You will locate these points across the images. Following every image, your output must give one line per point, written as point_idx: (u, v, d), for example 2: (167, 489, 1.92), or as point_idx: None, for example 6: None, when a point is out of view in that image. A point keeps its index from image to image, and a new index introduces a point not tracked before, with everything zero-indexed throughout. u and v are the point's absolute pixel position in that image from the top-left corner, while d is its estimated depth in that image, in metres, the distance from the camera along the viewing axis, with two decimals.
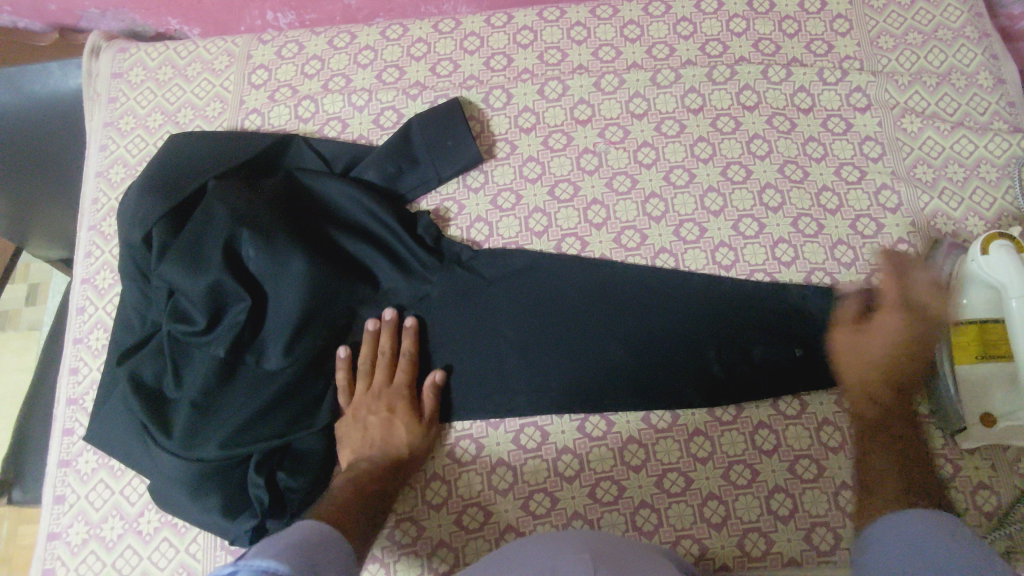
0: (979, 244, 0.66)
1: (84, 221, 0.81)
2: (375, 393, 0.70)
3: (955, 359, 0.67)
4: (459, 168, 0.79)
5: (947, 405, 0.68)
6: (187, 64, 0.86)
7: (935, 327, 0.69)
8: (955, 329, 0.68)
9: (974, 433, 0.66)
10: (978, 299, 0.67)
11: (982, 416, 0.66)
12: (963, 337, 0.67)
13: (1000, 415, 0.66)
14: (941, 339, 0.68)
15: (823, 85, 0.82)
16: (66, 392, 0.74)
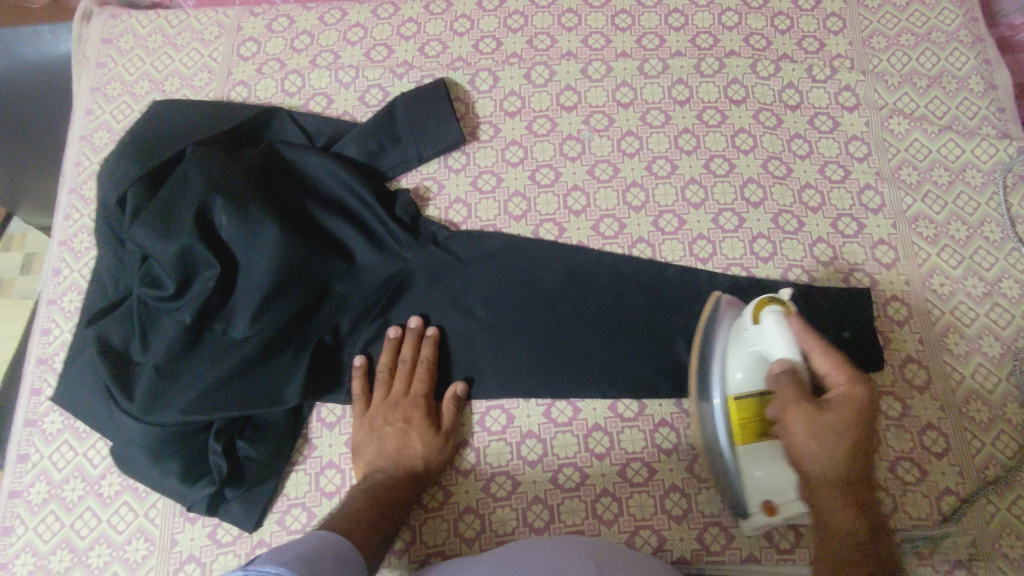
0: (751, 311, 0.61)
1: (64, 183, 0.81)
2: (391, 403, 0.69)
3: (737, 442, 0.62)
4: (440, 148, 0.79)
5: (734, 487, 0.63)
6: (178, 33, 0.86)
7: (717, 403, 0.64)
8: (734, 407, 0.62)
9: (756, 519, 0.62)
10: (751, 371, 0.62)
11: (763, 504, 0.61)
12: (739, 416, 0.61)
13: (779, 502, 0.61)
14: (724, 419, 0.63)
15: (812, 82, 0.81)
16: (37, 352, 0.74)
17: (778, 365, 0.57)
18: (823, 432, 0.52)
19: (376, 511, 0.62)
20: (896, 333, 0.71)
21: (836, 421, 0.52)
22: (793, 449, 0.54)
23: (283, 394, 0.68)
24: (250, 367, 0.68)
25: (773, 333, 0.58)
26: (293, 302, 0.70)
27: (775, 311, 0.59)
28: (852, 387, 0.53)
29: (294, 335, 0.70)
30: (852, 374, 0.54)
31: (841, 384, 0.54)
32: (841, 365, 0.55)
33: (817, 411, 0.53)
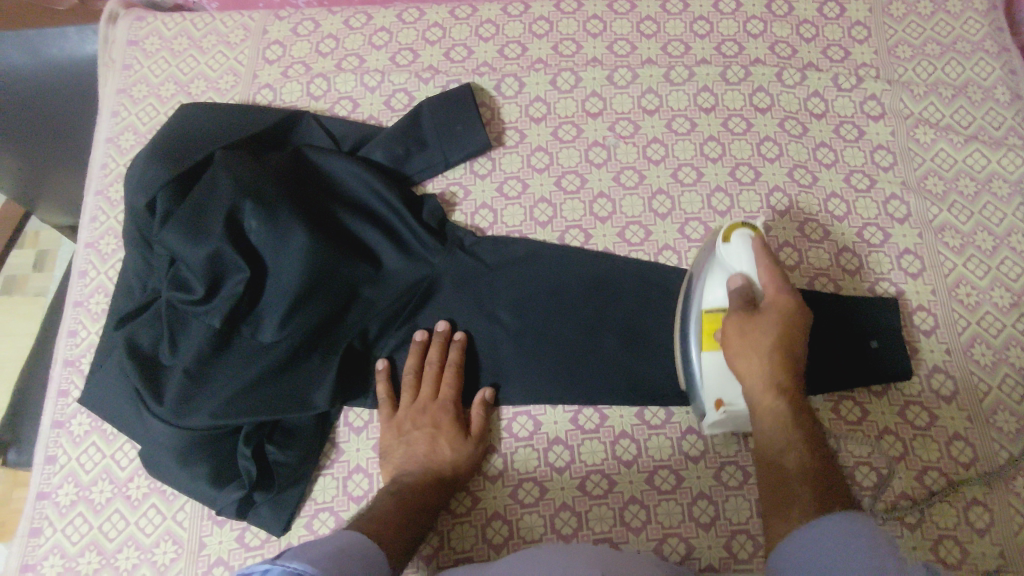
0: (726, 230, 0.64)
1: (91, 185, 0.81)
2: (418, 407, 0.69)
3: (702, 347, 0.64)
4: (466, 153, 0.79)
5: (693, 388, 0.66)
6: (203, 35, 0.86)
7: (692, 314, 0.65)
8: (704, 317, 0.64)
9: (710, 417, 0.65)
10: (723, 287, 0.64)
11: (715, 400, 0.64)
12: (709, 326, 0.63)
13: (729, 400, 0.64)
14: (695, 328, 0.65)
15: (837, 91, 0.82)
16: (64, 353, 0.75)
17: (736, 281, 0.62)
18: (758, 340, 0.59)
19: (405, 513, 0.62)
20: (922, 342, 0.71)
21: (768, 328, 0.60)
22: (732, 355, 0.61)
23: (312, 398, 0.68)
24: (279, 371, 0.68)
25: (738, 254, 0.62)
26: (322, 306, 0.70)
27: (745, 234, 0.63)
28: (780, 299, 0.61)
29: (322, 339, 0.71)
30: (784, 291, 0.61)
31: (774, 297, 0.61)
32: (780, 283, 0.61)
33: (752, 319, 0.60)
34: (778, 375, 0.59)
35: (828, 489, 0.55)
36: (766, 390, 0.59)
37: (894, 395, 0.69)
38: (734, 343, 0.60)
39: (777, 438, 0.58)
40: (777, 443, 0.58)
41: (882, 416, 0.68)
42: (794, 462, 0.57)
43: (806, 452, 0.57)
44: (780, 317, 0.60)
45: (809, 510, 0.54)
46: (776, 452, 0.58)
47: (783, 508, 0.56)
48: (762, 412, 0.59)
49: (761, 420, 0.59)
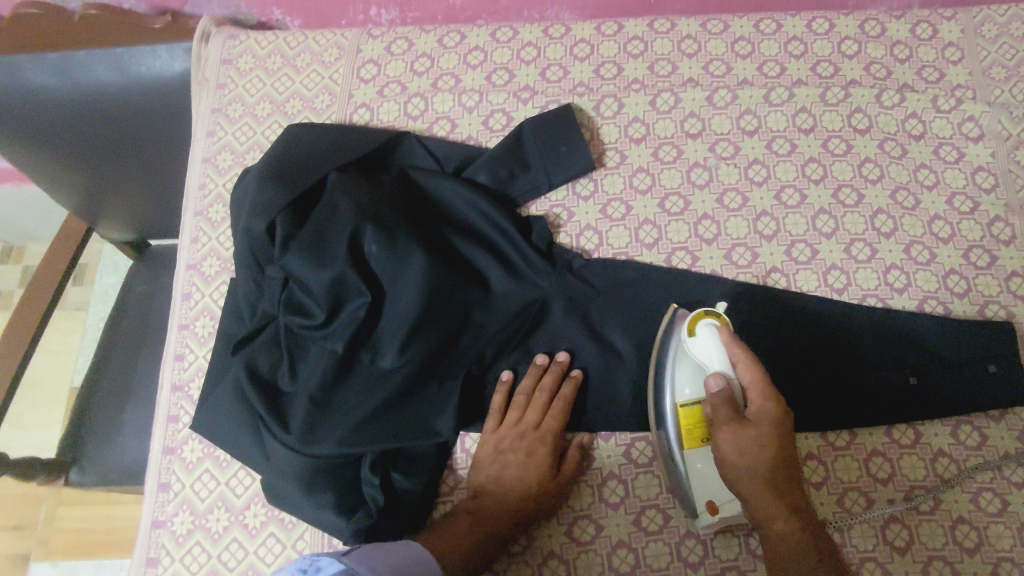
0: (688, 324, 0.66)
1: (189, 205, 0.82)
2: (519, 432, 0.69)
3: (686, 445, 0.65)
4: (571, 174, 0.79)
5: (682, 488, 0.66)
6: (297, 54, 0.87)
7: (667, 412, 0.67)
8: (683, 412, 0.66)
9: (703, 520, 0.65)
10: (696, 385, 0.66)
11: (707, 503, 0.64)
12: (688, 422, 0.66)
13: (722, 502, 0.64)
14: (674, 427, 0.66)
15: (935, 112, 0.82)
16: (171, 378, 0.75)
17: (715, 382, 0.63)
18: (747, 440, 0.59)
19: (467, 537, 0.64)
20: None
21: (760, 438, 0.59)
22: (727, 467, 0.60)
23: (433, 425, 0.68)
24: (400, 397, 0.68)
25: (708, 351, 0.65)
26: (438, 332, 0.69)
27: (711, 323, 0.65)
28: (766, 403, 0.60)
29: (439, 365, 0.70)
30: (768, 393, 0.61)
31: (758, 402, 0.61)
32: (761, 383, 0.61)
33: (743, 428, 0.60)
34: (777, 485, 0.58)
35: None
36: (769, 504, 0.57)
37: (1012, 420, 0.70)
38: (728, 454, 0.60)
39: (789, 556, 0.56)
40: (784, 556, 0.56)
41: (1001, 441, 0.69)
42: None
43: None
44: (768, 421, 0.60)
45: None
46: (790, 571, 0.55)
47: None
48: (770, 525, 0.57)
49: (772, 538, 0.57)
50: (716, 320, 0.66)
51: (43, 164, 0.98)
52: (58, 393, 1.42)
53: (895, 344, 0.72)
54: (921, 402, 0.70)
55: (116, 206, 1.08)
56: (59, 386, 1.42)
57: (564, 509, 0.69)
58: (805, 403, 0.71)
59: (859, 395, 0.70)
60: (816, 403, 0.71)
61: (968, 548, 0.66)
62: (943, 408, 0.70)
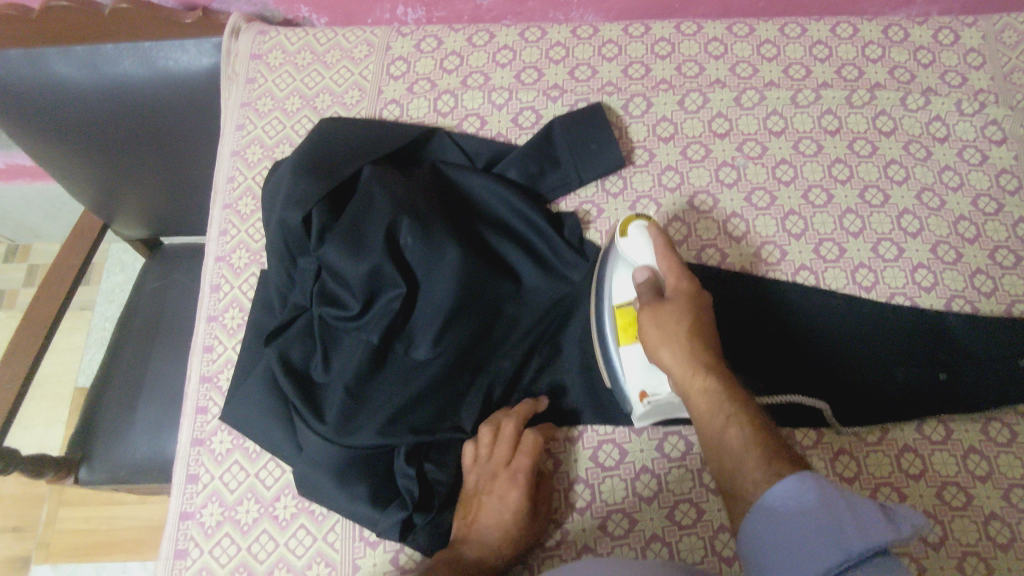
0: (620, 228, 0.68)
1: (218, 198, 0.84)
2: (491, 472, 0.65)
3: (620, 340, 0.67)
4: (601, 171, 0.80)
5: (617, 385, 0.68)
6: (327, 51, 0.88)
7: (605, 311, 0.68)
8: (619, 310, 0.67)
9: (637, 410, 0.67)
10: (626, 282, 0.67)
11: (639, 392, 0.66)
12: (624, 319, 0.66)
13: (651, 391, 0.66)
14: (610, 322, 0.67)
15: (959, 115, 0.83)
16: (200, 369, 0.76)
17: (640, 274, 0.64)
18: (666, 321, 0.61)
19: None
20: None
21: (679, 313, 0.61)
22: (651, 346, 0.61)
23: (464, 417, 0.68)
24: (434, 389, 0.68)
25: (636, 249, 0.66)
26: (472, 324, 0.69)
27: (640, 223, 0.67)
28: (682, 283, 0.63)
29: (471, 359, 0.70)
30: (684, 274, 0.63)
31: (676, 283, 0.63)
32: (680, 269, 0.64)
33: (662, 309, 0.61)
34: (697, 358, 0.59)
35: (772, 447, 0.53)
36: (687, 367, 0.59)
37: None
38: (651, 332, 0.61)
39: (714, 412, 0.56)
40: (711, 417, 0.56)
41: None
42: (738, 436, 0.54)
43: (747, 426, 0.54)
44: (686, 301, 0.62)
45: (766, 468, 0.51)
46: (715, 421, 0.56)
47: (732, 480, 0.54)
48: (690, 392, 0.58)
49: (692, 397, 0.58)
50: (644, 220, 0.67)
51: (63, 157, 0.98)
52: (62, 392, 1.40)
53: (923, 341, 0.73)
54: (951, 399, 0.70)
55: (133, 202, 1.07)
56: (63, 386, 1.40)
57: (596, 503, 0.68)
58: (818, 393, 0.71)
59: (887, 389, 0.71)
60: (837, 393, 0.71)
61: (1002, 544, 0.65)
62: (974, 404, 0.70)
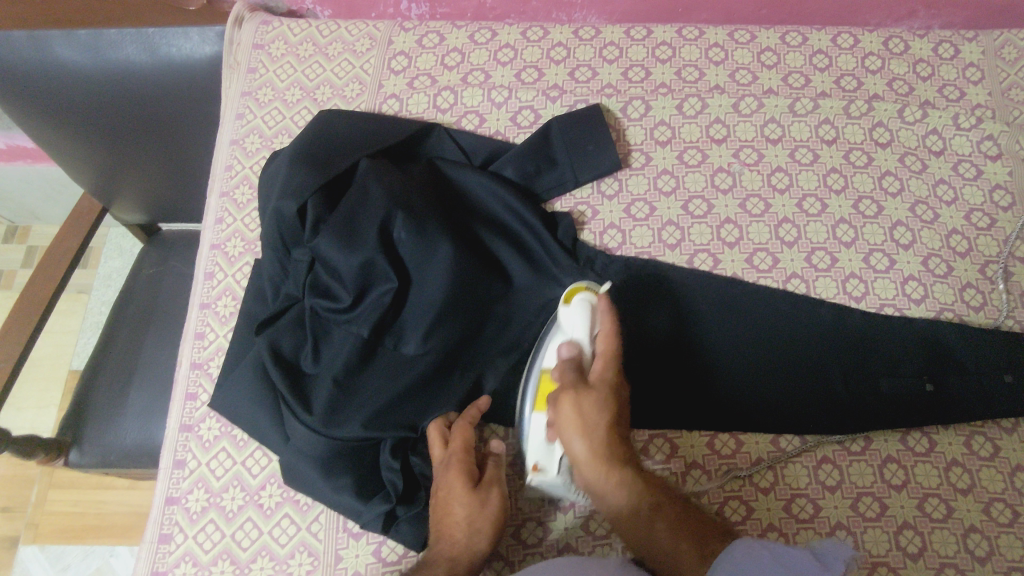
0: (567, 294, 0.67)
1: (215, 186, 0.84)
2: (443, 469, 0.64)
3: (535, 407, 0.66)
4: (597, 173, 0.80)
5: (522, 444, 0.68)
6: (329, 43, 0.88)
7: (532, 372, 0.68)
8: (545, 376, 0.66)
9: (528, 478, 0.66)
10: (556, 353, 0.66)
11: (534, 464, 0.65)
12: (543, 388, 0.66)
13: (544, 464, 0.65)
14: (532, 387, 0.67)
15: (955, 129, 0.83)
16: (191, 356, 0.76)
17: (566, 350, 0.64)
18: (588, 410, 0.61)
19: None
20: None
21: (600, 408, 0.61)
22: (564, 434, 0.62)
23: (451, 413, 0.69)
24: (422, 384, 0.68)
25: (574, 323, 0.65)
26: (461, 320, 0.70)
27: (586, 296, 0.65)
28: (606, 372, 0.63)
29: (459, 355, 0.70)
30: (610, 362, 0.64)
31: (599, 371, 0.63)
32: (608, 355, 0.64)
33: (584, 397, 0.61)
34: (612, 453, 0.61)
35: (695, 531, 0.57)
36: (601, 465, 0.60)
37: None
38: (567, 425, 0.61)
39: (633, 508, 0.60)
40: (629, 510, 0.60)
41: (1012, 453, 0.70)
42: (661, 532, 0.58)
43: (669, 517, 0.59)
44: (607, 389, 0.63)
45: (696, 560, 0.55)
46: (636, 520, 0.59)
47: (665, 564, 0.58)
48: (603, 486, 0.60)
49: (606, 496, 0.61)
50: (593, 292, 0.66)
51: (64, 140, 0.98)
52: (55, 375, 1.40)
53: (911, 351, 0.73)
54: (938, 411, 0.70)
55: (132, 187, 1.08)
56: (56, 368, 1.41)
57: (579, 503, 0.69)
58: (771, 410, 0.72)
59: (874, 399, 0.71)
60: (781, 404, 0.72)
61: (980, 557, 0.66)
62: (960, 416, 0.70)
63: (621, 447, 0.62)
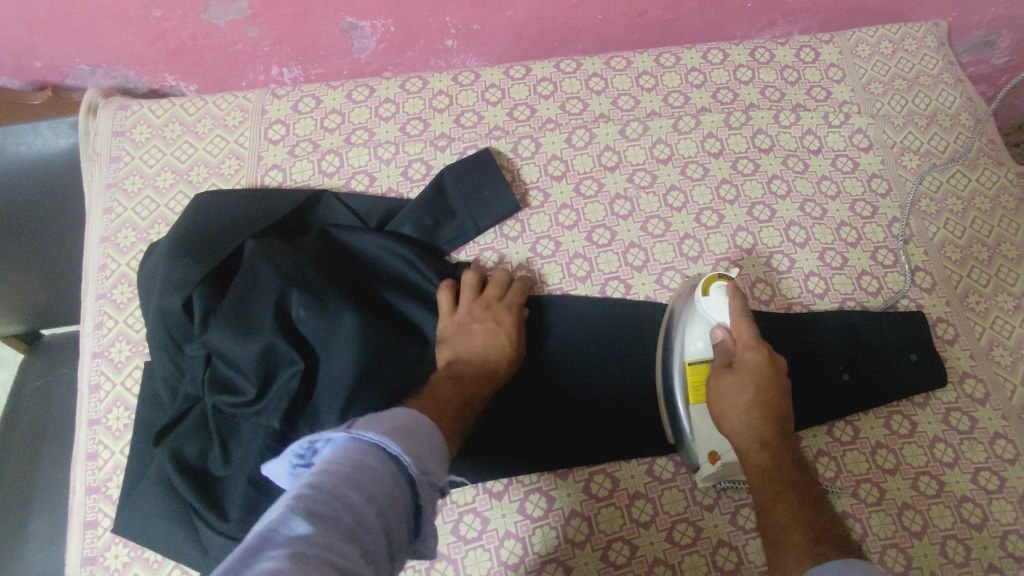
0: (702, 285, 0.70)
1: (90, 290, 0.78)
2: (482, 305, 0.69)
3: (690, 399, 0.68)
4: (497, 217, 0.79)
5: (685, 442, 0.68)
6: (197, 120, 0.84)
7: (674, 368, 0.70)
8: (690, 369, 0.69)
9: (705, 470, 0.67)
10: (706, 343, 0.69)
11: (709, 453, 0.66)
12: (694, 377, 0.68)
13: (722, 451, 0.66)
14: (680, 381, 0.69)
15: (828, 127, 0.87)
16: (85, 480, 0.69)
17: (719, 333, 0.67)
18: (730, 390, 0.64)
19: (461, 397, 0.60)
20: (950, 351, 0.77)
21: (739, 384, 0.63)
22: (716, 412, 0.65)
23: None
24: None
25: (715, 309, 0.68)
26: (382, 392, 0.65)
27: (722, 285, 0.69)
28: (752, 352, 0.64)
29: None
30: (757, 343, 0.65)
31: (746, 349, 0.65)
32: (754, 337, 0.65)
33: (728, 376, 0.64)
34: (760, 431, 0.61)
35: (814, 527, 0.53)
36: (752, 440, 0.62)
37: (935, 404, 0.74)
38: (718, 401, 0.65)
39: (766, 488, 0.58)
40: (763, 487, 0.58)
41: (929, 426, 0.73)
42: (783, 510, 0.56)
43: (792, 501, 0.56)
44: (751, 371, 0.63)
45: (809, 550, 0.52)
46: (764, 489, 0.58)
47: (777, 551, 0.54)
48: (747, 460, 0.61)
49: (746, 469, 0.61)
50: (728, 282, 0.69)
51: None
52: None
53: (824, 345, 0.75)
54: (858, 399, 0.73)
55: None
56: None
57: (531, 558, 0.67)
58: None
59: (799, 397, 0.73)
60: None
61: (916, 532, 0.68)
62: (879, 399, 0.73)
63: (771, 430, 0.61)
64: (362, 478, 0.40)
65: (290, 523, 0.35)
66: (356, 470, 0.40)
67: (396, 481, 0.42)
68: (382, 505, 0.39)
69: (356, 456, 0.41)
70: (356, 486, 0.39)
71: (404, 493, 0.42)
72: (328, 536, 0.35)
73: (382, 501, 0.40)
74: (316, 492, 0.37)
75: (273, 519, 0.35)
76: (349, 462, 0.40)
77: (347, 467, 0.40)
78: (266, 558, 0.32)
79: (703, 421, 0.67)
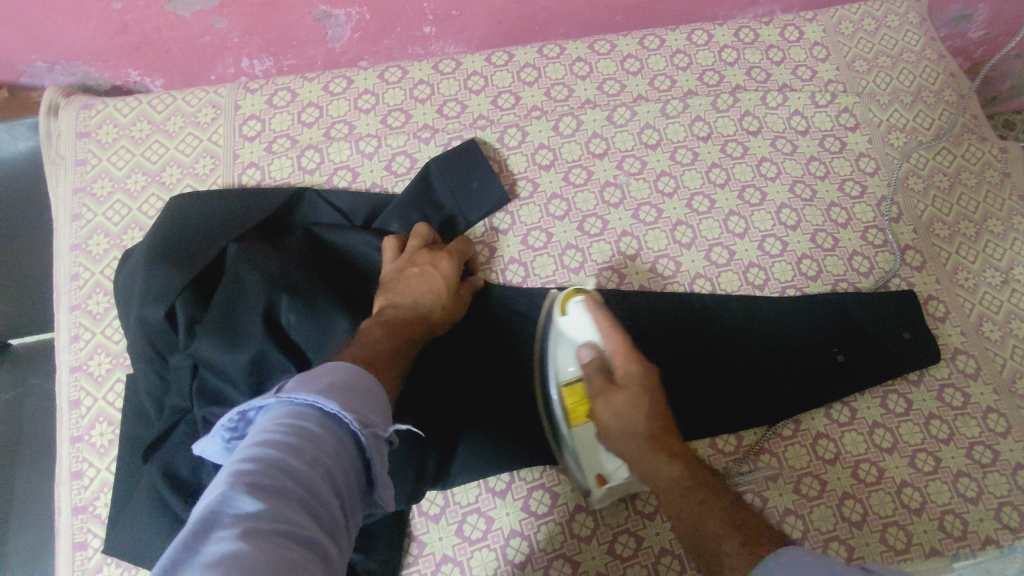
0: (561, 303, 0.66)
1: (63, 301, 0.74)
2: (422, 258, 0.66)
3: (571, 422, 0.65)
4: (486, 209, 0.77)
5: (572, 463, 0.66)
6: (166, 118, 0.80)
7: (552, 388, 0.66)
8: (563, 391, 0.65)
9: (595, 493, 0.66)
10: (574, 362, 0.65)
11: (597, 476, 0.65)
12: (571, 399, 0.64)
13: (608, 474, 0.65)
14: (558, 403, 0.65)
15: (815, 107, 0.87)
16: (70, 501, 0.67)
17: (585, 353, 0.62)
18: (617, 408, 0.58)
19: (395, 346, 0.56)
20: (942, 328, 0.77)
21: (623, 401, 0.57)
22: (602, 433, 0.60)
23: None
24: None
25: (578, 325, 0.64)
26: None
27: (579, 300, 0.64)
28: (632, 364, 0.59)
29: None
30: (631, 353, 0.59)
31: (623, 364, 0.59)
32: (626, 346, 0.60)
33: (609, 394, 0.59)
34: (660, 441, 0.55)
35: (748, 533, 0.48)
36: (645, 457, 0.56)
37: (929, 382, 0.74)
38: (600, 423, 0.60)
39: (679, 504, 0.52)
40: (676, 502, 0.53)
41: (923, 403, 0.73)
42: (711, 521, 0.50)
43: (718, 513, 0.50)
44: (633, 385, 0.58)
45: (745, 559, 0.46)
46: (678, 506, 0.52)
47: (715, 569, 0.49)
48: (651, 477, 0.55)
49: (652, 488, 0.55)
50: (585, 295, 0.65)
51: None
52: None
53: (819, 327, 0.75)
54: (855, 380, 0.73)
55: None
56: None
57: (537, 555, 0.66)
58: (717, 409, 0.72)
59: (801, 381, 0.73)
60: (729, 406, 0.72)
61: (914, 509, 0.69)
62: (875, 380, 0.73)
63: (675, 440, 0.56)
64: (301, 444, 0.38)
65: (234, 502, 0.34)
66: (294, 435, 0.39)
67: (339, 443, 0.41)
68: (329, 467, 0.39)
69: (291, 422, 0.40)
70: (298, 454, 0.38)
71: (349, 450, 0.41)
72: (277, 507, 0.35)
73: (328, 463, 0.39)
74: (257, 466, 0.36)
75: (216, 502, 0.34)
76: (286, 428, 0.39)
77: (283, 433, 0.39)
78: (215, 540, 0.32)
79: (586, 443, 0.65)
